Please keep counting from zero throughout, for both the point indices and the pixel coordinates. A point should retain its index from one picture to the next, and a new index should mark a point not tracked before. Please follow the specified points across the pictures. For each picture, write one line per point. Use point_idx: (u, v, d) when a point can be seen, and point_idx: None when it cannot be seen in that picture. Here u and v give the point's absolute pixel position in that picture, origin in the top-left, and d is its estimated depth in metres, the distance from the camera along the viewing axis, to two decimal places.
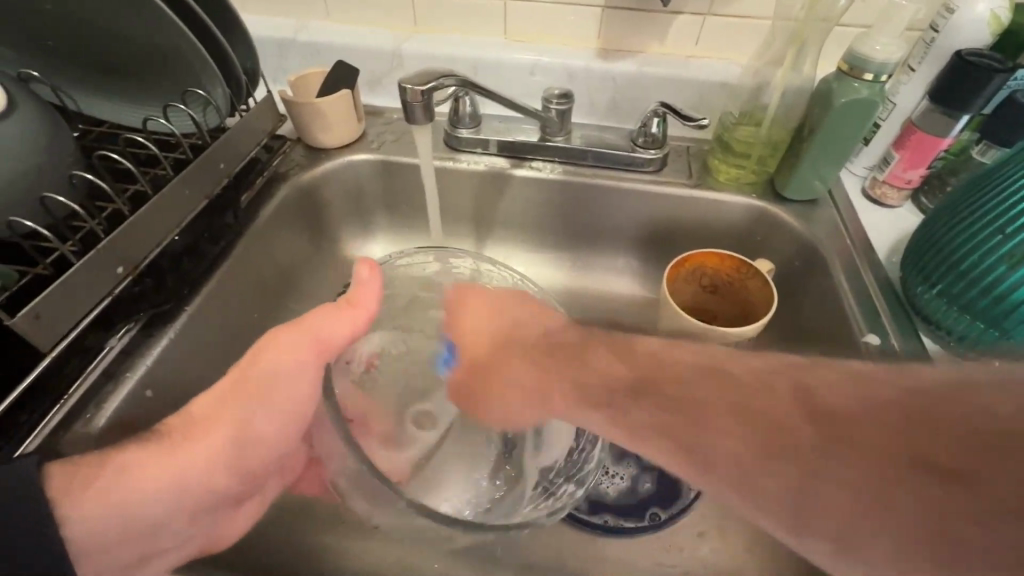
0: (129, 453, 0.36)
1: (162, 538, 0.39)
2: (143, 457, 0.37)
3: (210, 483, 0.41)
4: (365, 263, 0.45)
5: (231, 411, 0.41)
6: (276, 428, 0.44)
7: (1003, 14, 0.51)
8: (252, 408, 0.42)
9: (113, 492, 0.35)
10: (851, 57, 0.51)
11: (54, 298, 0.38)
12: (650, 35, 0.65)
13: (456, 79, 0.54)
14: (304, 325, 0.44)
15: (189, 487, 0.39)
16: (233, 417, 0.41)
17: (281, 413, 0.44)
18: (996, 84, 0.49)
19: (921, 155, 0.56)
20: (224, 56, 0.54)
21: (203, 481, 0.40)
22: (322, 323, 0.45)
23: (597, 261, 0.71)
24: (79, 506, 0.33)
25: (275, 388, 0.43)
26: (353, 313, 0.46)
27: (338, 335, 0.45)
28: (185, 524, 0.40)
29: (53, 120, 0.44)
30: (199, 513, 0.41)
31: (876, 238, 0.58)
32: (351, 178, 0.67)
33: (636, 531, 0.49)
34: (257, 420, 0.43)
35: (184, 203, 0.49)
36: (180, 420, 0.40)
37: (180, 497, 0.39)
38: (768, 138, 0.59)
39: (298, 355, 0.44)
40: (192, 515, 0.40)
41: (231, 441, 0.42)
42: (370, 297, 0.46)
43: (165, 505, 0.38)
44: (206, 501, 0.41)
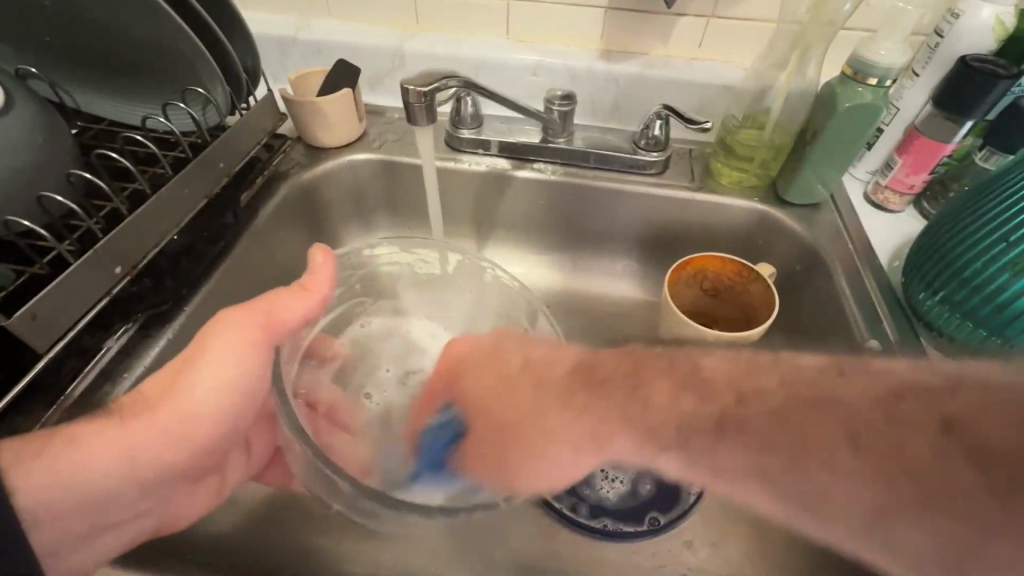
0: (79, 426, 0.37)
1: (116, 512, 0.39)
2: (88, 429, 0.37)
3: (161, 458, 0.41)
4: (319, 248, 0.47)
5: (184, 393, 0.42)
6: (223, 403, 0.44)
7: (1008, 19, 0.50)
8: (199, 382, 0.42)
9: (55, 464, 0.35)
10: (855, 62, 0.51)
11: (50, 298, 0.38)
12: (653, 37, 0.65)
13: (459, 80, 0.54)
14: (259, 306, 0.45)
15: (139, 460, 0.40)
16: (190, 398, 0.42)
17: (230, 391, 0.44)
18: (1000, 90, 0.49)
19: (925, 160, 0.56)
20: (224, 54, 0.54)
21: (154, 456, 0.41)
22: (276, 304, 0.45)
23: (597, 263, 0.71)
24: (27, 477, 0.34)
25: (222, 366, 0.43)
26: (303, 296, 0.47)
27: (287, 318, 0.46)
28: (138, 499, 0.40)
29: (50, 117, 0.44)
30: (150, 487, 0.41)
31: (878, 244, 0.57)
32: (351, 178, 0.66)
33: (633, 536, 0.49)
34: (211, 395, 0.43)
35: (183, 202, 0.48)
36: (133, 400, 0.41)
37: (129, 470, 0.39)
38: (770, 141, 0.59)
39: (246, 329, 0.43)
40: (143, 490, 0.41)
41: (181, 418, 0.42)
42: (323, 284, 0.48)
43: (112, 479, 0.38)
44: (156, 478, 0.41)
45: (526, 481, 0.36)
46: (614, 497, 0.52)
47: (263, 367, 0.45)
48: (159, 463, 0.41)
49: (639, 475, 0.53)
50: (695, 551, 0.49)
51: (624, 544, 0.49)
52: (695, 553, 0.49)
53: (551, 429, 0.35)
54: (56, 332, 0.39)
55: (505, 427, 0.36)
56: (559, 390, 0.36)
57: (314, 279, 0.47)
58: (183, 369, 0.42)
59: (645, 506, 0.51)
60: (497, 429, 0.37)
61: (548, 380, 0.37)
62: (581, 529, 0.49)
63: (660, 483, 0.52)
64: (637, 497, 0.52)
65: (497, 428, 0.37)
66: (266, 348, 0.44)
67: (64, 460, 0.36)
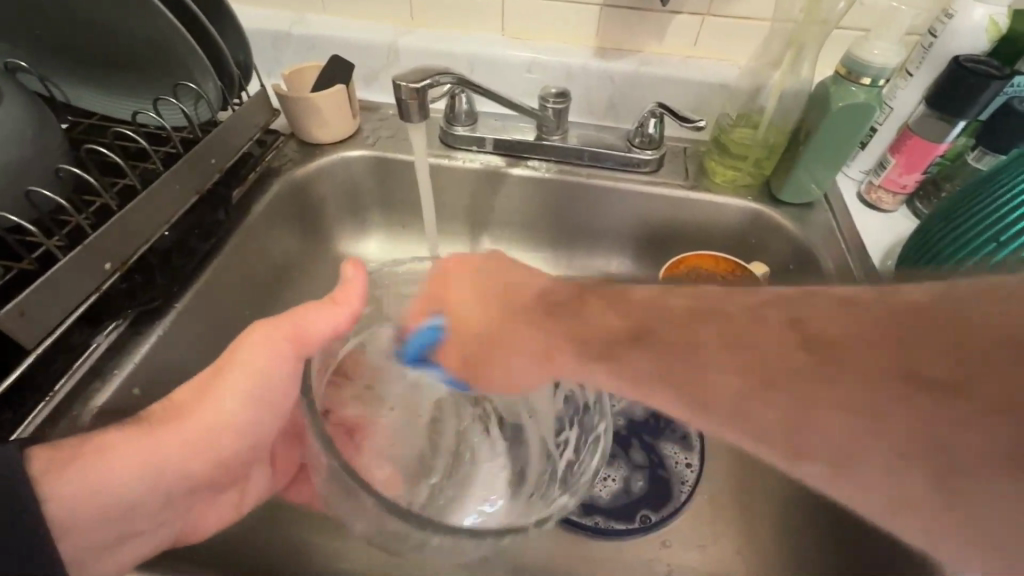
0: (116, 433, 0.36)
1: (138, 521, 0.38)
2: (125, 440, 0.36)
3: (185, 470, 0.40)
4: (351, 260, 0.44)
5: (212, 403, 0.41)
6: (246, 414, 0.43)
7: (1002, 20, 0.51)
8: (225, 392, 0.42)
9: (95, 473, 0.34)
10: (849, 60, 0.51)
11: (37, 293, 0.37)
12: (648, 34, 0.65)
13: (452, 76, 0.54)
14: (289, 320, 0.43)
15: (168, 469, 0.39)
16: (216, 408, 0.41)
17: (257, 403, 0.44)
18: (992, 91, 0.49)
19: (918, 159, 0.56)
20: (216, 49, 0.53)
21: (178, 468, 0.40)
22: (307, 318, 0.44)
23: (592, 261, 0.71)
24: (61, 489, 0.33)
25: (248, 375, 0.42)
26: (335, 311, 0.45)
27: (316, 333, 0.44)
28: (160, 508, 0.39)
29: (39, 112, 0.43)
30: (172, 498, 0.40)
31: (871, 243, 0.58)
32: (345, 174, 0.66)
33: (625, 533, 0.49)
34: (237, 405, 0.42)
35: (173, 198, 0.48)
36: (160, 408, 0.40)
37: (160, 477, 0.39)
38: (765, 139, 0.59)
39: (276, 344, 0.43)
40: (166, 499, 0.40)
41: (209, 426, 0.41)
42: (356, 297, 0.45)
43: (142, 486, 0.38)
44: (180, 485, 0.41)
45: (490, 382, 0.41)
46: (606, 495, 0.52)
47: (286, 381, 0.44)
48: (183, 470, 0.40)
49: (631, 471, 0.53)
50: (686, 549, 0.50)
51: (614, 543, 0.49)
52: (685, 550, 0.49)
53: (520, 340, 0.39)
54: (44, 329, 0.39)
55: (484, 344, 0.40)
56: (524, 311, 0.39)
57: (345, 292, 0.44)
58: (210, 379, 0.42)
59: (637, 504, 0.51)
60: (481, 334, 0.40)
61: (522, 300, 0.40)
62: (571, 526, 0.49)
63: (652, 481, 0.53)
64: (630, 494, 0.52)
65: (490, 344, 0.40)
66: (293, 361, 0.44)
67: (102, 469, 0.35)
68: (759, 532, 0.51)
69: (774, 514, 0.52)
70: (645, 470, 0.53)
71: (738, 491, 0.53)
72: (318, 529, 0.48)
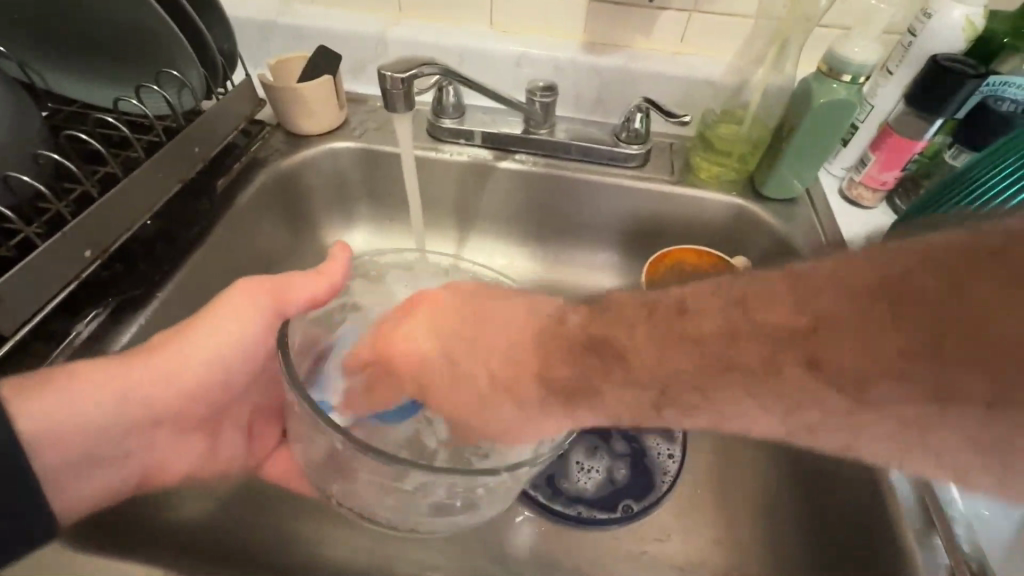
0: (89, 364, 0.38)
1: (107, 447, 0.40)
2: (97, 367, 0.38)
3: (156, 406, 0.42)
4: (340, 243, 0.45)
5: (182, 349, 0.42)
6: (221, 357, 0.44)
7: (978, 20, 0.52)
8: (197, 340, 0.43)
9: (64, 393, 0.37)
10: (830, 59, 0.53)
11: (14, 279, 0.37)
12: (636, 30, 0.65)
13: (438, 67, 0.54)
14: (272, 281, 0.45)
15: (138, 402, 0.41)
16: (183, 353, 0.42)
17: (236, 354, 0.45)
18: (968, 89, 0.51)
19: (897, 156, 0.57)
20: (200, 38, 0.53)
21: (148, 403, 0.41)
22: (292, 283, 0.45)
23: (576, 256, 0.71)
24: (33, 405, 0.35)
25: (224, 325, 0.44)
26: (319, 280, 0.45)
27: (295, 298, 0.45)
28: (127, 441, 0.41)
29: (18, 97, 0.43)
30: (141, 430, 0.42)
31: (851, 238, 0.58)
32: (332, 166, 0.66)
33: (607, 522, 0.50)
34: (214, 351, 0.44)
35: (156, 185, 0.47)
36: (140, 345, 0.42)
37: (128, 409, 0.40)
38: (748, 135, 0.60)
39: (252, 298, 0.44)
40: (133, 432, 0.42)
41: (184, 369, 0.43)
42: (338, 272, 0.45)
43: (110, 415, 0.40)
44: (151, 420, 0.42)
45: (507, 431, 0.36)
46: (592, 486, 0.52)
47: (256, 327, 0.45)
48: (156, 407, 0.42)
49: (614, 461, 0.54)
50: (668, 538, 0.50)
51: (597, 532, 0.50)
52: (667, 541, 0.50)
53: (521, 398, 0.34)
54: (22, 315, 0.38)
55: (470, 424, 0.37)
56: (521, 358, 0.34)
57: (330, 264, 0.45)
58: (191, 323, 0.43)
59: (620, 493, 0.52)
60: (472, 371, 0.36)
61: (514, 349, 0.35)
62: (556, 516, 0.50)
63: (635, 471, 0.53)
64: (614, 483, 0.53)
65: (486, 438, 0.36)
66: (268, 322, 0.45)
67: (67, 390, 0.37)
68: (742, 524, 0.51)
69: (756, 504, 0.52)
70: (627, 458, 0.54)
71: (720, 482, 0.54)
72: (304, 519, 0.48)
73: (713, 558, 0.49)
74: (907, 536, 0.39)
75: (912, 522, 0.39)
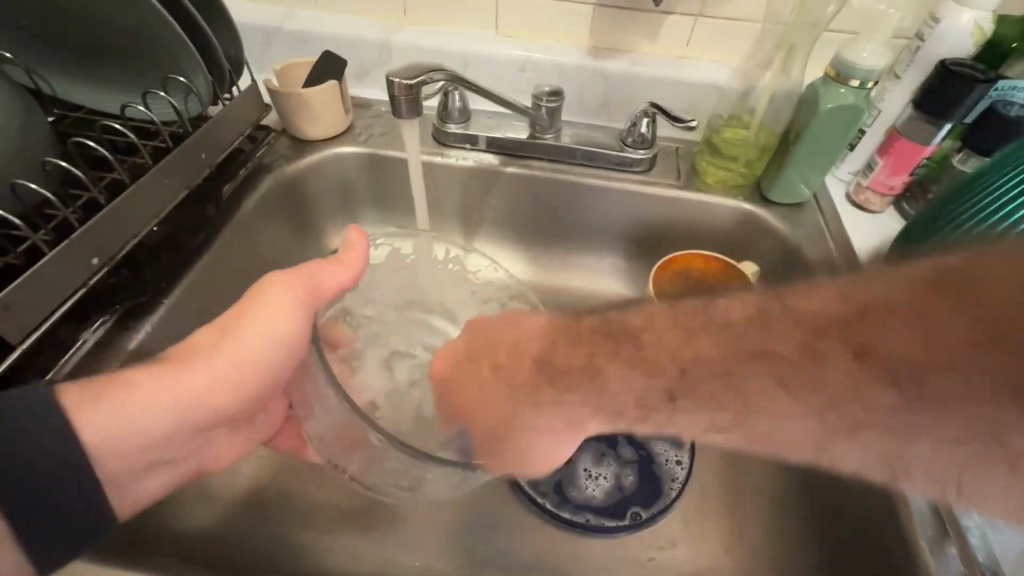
0: (140, 372, 0.38)
1: (163, 449, 0.40)
2: (148, 376, 0.38)
3: (211, 404, 0.42)
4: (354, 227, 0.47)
5: (229, 349, 0.42)
6: (271, 354, 0.43)
7: (986, 24, 0.51)
8: (241, 342, 0.42)
9: (120, 406, 0.36)
10: (838, 64, 0.52)
11: (22, 287, 0.37)
12: (641, 34, 0.65)
13: (444, 73, 0.54)
14: (300, 271, 0.44)
15: (191, 403, 0.40)
16: (230, 353, 0.42)
17: (284, 350, 0.44)
18: (977, 94, 0.50)
19: (905, 162, 0.57)
20: (207, 43, 0.53)
21: (204, 401, 0.41)
22: (318, 274, 0.45)
23: (582, 261, 0.71)
24: (92, 420, 0.35)
25: (268, 323, 0.43)
26: (339, 269, 0.46)
27: (325, 289, 0.45)
28: (182, 440, 0.42)
29: (25, 105, 0.43)
30: (193, 430, 0.42)
31: (859, 243, 0.58)
32: (337, 171, 0.66)
33: (616, 530, 0.50)
34: (261, 349, 0.43)
35: (163, 192, 0.47)
36: (182, 349, 0.41)
37: (183, 412, 0.40)
38: (755, 141, 0.60)
39: (288, 292, 0.43)
40: (189, 431, 0.42)
41: (234, 367, 0.42)
42: (359, 262, 0.47)
43: (165, 420, 0.39)
44: (203, 421, 0.42)
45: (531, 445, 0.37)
46: (600, 494, 0.52)
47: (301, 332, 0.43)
48: (211, 406, 0.42)
49: (622, 468, 0.53)
50: (676, 546, 0.50)
51: (605, 540, 0.49)
52: (675, 548, 0.50)
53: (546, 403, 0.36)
54: (29, 323, 0.38)
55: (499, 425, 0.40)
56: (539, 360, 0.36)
57: (350, 253, 0.46)
58: (234, 321, 0.42)
59: (628, 500, 0.52)
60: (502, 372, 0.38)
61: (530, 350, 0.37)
62: (563, 523, 0.50)
63: (643, 477, 0.53)
64: (622, 490, 0.52)
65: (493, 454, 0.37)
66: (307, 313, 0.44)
67: (125, 403, 0.37)
68: (751, 531, 0.51)
69: (765, 509, 0.52)
70: (635, 464, 0.54)
71: (730, 489, 0.53)
72: (310, 525, 0.48)
73: (723, 566, 0.49)
74: (920, 544, 0.38)
75: (924, 529, 0.39)
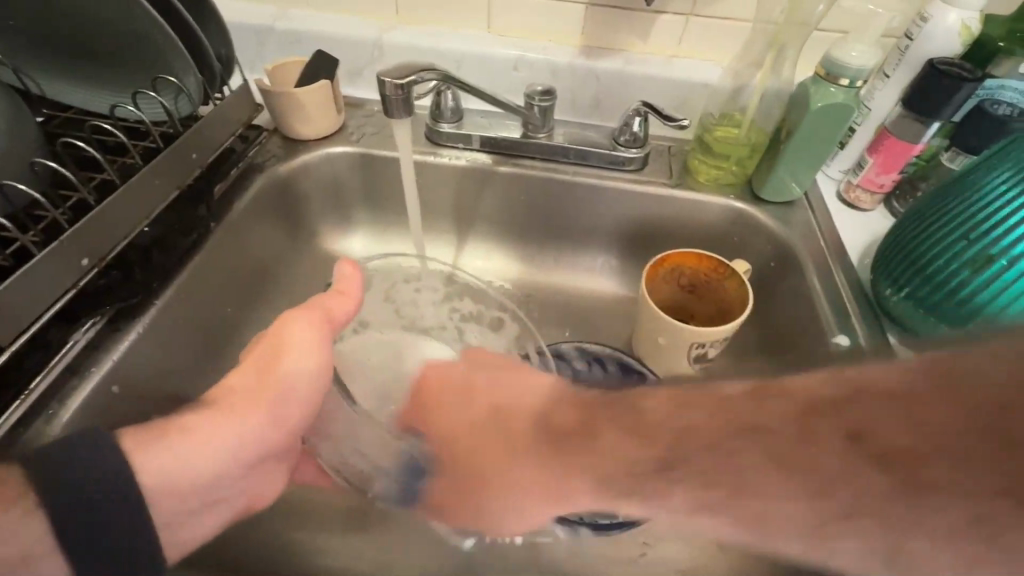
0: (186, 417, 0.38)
1: (220, 489, 0.39)
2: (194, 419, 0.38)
3: (263, 440, 0.41)
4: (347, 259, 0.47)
5: (271, 386, 0.41)
6: (315, 383, 0.42)
7: (973, 24, 0.52)
8: (279, 374, 0.41)
9: (178, 453, 0.36)
10: (828, 62, 0.53)
11: (12, 289, 0.37)
12: (633, 33, 0.65)
13: (436, 73, 0.54)
14: (314, 304, 0.44)
15: (245, 440, 0.40)
16: (274, 390, 0.41)
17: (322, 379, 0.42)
18: (964, 93, 0.51)
19: (895, 160, 0.57)
20: (197, 43, 0.53)
21: (255, 438, 0.40)
22: (326, 305, 0.44)
23: (576, 260, 0.71)
24: (146, 463, 0.35)
25: (299, 358, 0.42)
26: (342, 300, 0.45)
27: (341, 317, 0.45)
28: (241, 477, 0.41)
29: (13, 104, 0.42)
30: (253, 466, 0.41)
31: (849, 241, 0.58)
32: (329, 171, 0.65)
33: None
34: (301, 381, 0.41)
35: (153, 192, 0.47)
36: (223, 391, 0.41)
37: (239, 448, 0.40)
38: (747, 139, 0.60)
39: (309, 328, 0.43)
40: (247, 467, 0.41)
41: (279, 399, 0.41)
42: (356, 286, 0.47)
43: (222, 459, 0.39)
44: (258, 455, 0.41)
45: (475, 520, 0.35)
46: None
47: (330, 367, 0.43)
48: (265, 442, 0.41)
49: None
50: (668, 544, 0.50)
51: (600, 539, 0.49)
52: (667, 546, 0.50)
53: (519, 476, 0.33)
54: (19, 324, 0.38)
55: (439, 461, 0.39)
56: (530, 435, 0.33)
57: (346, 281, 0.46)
58: (268, 360, 0.42)
59: None
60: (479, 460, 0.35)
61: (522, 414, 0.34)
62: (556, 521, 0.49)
63: None
64: None
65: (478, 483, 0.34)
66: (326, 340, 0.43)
67: (182, 448, 0.37)
68: None
69: None
70: None
71: None
72: (301, 525, 0.48)
73: (713, 563, 0.49)
74: None
75: None
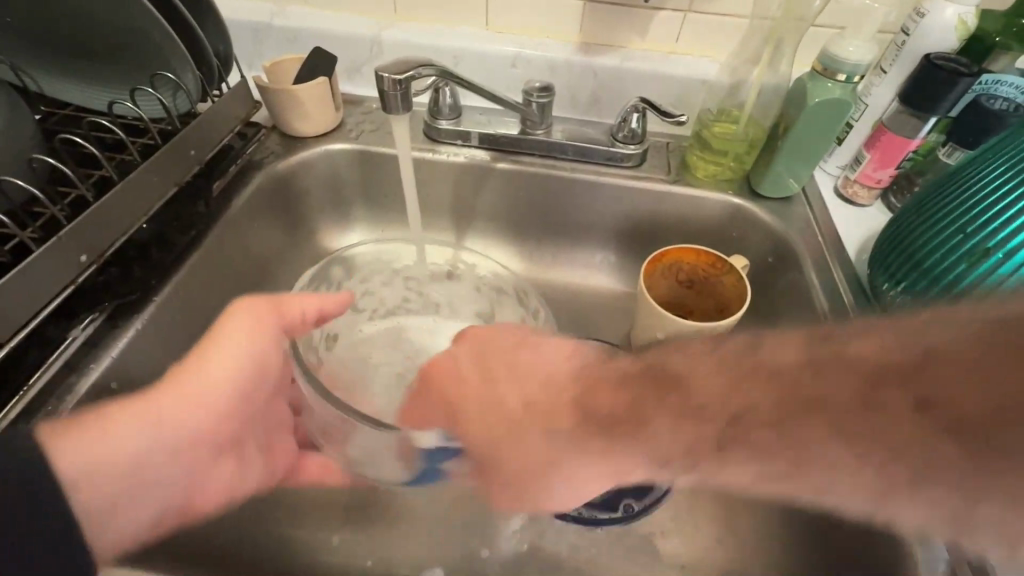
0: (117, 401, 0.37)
1: (153, 476, 0.39)
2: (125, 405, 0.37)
3: (196, 428, 0.41)
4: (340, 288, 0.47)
5: (202, 376, 0.41)
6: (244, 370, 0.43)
7: (969, 19, 0.52)
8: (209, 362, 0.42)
9: (106, 435, 0.36)
10: (825, 58, 0.53)
11: (11, 286, 0.37)
12: (631, 30, 0.65)
13: (434, 69, 0.54)
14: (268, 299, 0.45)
15: (175, 426, 0.40)
16: (206, 378, 0.42)
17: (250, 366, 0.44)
18: (961, 88, 0.51)
19: (892, 155, 0.57)
20: (195, 40, 0.53)
21: (187, 427, 0.41)
22: (292, 301, 0.45)
23: (574, 257, 0.71)
24: (71, 445, 0.34)
25: (232, 346, 0.43)
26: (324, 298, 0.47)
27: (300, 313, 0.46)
28: (172, 465, 0.40)
29: (11, 100, 0.42)
30: (184, 454, 0.41)
31: (847, 236, 0.59)
32: (328, 169, 0.65)
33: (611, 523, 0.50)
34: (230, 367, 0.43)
35: (152, 188, 0.47)
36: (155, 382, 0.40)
37: (168, 434, 0.39)
38: (745, 135, 0.60)
39: (249, 318, 0.44)
40: (177, 455, 0.40)
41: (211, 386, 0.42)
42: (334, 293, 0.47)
43: (151, 445, 0.38)
44: (189, 442, 0.41)
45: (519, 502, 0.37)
46: None
47: (265, 352, 0.44)
48: (194, 430, 0.41)
49: None
50: (667, 538, 0.50)
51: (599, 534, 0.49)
52: (667, 540, 0.50)
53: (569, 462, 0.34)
54: (17, 320, 0.38)
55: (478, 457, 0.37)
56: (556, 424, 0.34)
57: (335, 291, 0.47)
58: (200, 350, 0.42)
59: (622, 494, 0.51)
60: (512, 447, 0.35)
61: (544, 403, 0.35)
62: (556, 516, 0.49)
63: None
64: None
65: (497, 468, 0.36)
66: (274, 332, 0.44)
67: (111, 432, 0.36)
68: (740, 522, 0.51)
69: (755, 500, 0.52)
70: None
71: None
72: (302, 520, 0.48)
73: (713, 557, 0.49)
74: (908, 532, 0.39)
75: None
